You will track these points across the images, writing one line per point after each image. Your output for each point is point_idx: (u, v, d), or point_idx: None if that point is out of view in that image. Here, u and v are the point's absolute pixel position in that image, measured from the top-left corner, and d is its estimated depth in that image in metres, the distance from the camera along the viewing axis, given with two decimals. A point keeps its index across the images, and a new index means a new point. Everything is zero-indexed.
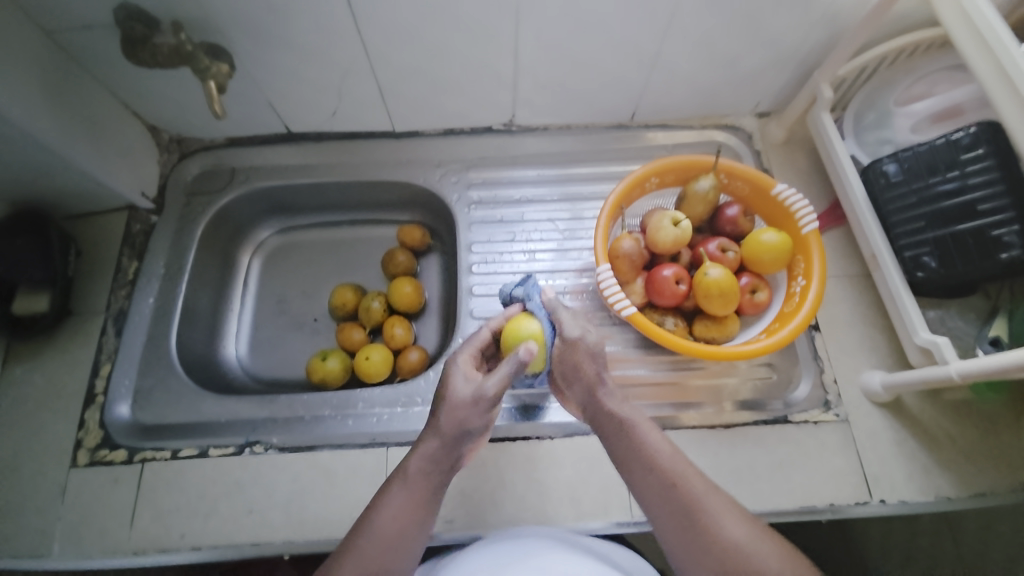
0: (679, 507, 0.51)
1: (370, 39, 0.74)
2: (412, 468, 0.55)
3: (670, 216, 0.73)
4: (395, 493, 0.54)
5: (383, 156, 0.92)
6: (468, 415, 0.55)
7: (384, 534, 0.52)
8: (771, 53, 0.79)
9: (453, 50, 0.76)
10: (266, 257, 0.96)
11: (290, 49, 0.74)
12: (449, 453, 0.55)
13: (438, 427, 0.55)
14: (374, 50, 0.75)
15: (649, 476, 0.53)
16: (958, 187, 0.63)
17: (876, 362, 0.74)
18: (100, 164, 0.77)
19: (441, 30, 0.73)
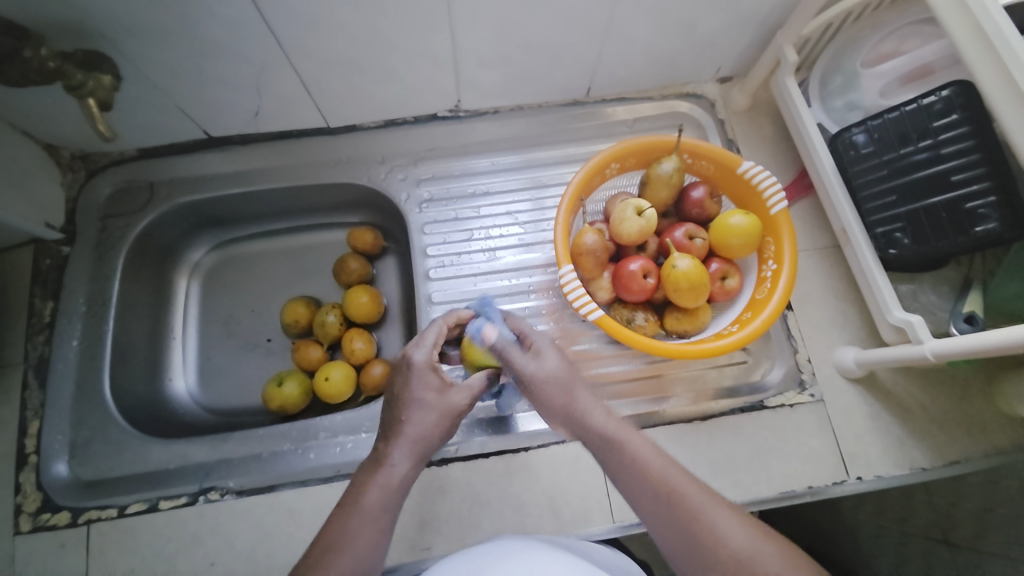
0: (671, 514, 0.49)
1: (282, 29, 0.64)
2: (384, 476, 0.52)
3: (633, 205, 0.68)
4: (367, 500, 0.50)
5: (321, 156, 0.84)
6: (441, 423, 0.55)
7: (361, 542, 0.48)
8: (730, 14, 0.72)
9: (381, 36, 0.68)
10: (206, 277, 0.88)
11: (190, 47, 0.65)
12: (417, 458, 0.54)
13: (409, 433, 0.54)
14: (289, 42, 0.66)
15: (640, 484, 0.50)
16: (931, 157, 0.60)
17: (849, 338, 0.72)
18: None
19: (365, 15, 0.64)
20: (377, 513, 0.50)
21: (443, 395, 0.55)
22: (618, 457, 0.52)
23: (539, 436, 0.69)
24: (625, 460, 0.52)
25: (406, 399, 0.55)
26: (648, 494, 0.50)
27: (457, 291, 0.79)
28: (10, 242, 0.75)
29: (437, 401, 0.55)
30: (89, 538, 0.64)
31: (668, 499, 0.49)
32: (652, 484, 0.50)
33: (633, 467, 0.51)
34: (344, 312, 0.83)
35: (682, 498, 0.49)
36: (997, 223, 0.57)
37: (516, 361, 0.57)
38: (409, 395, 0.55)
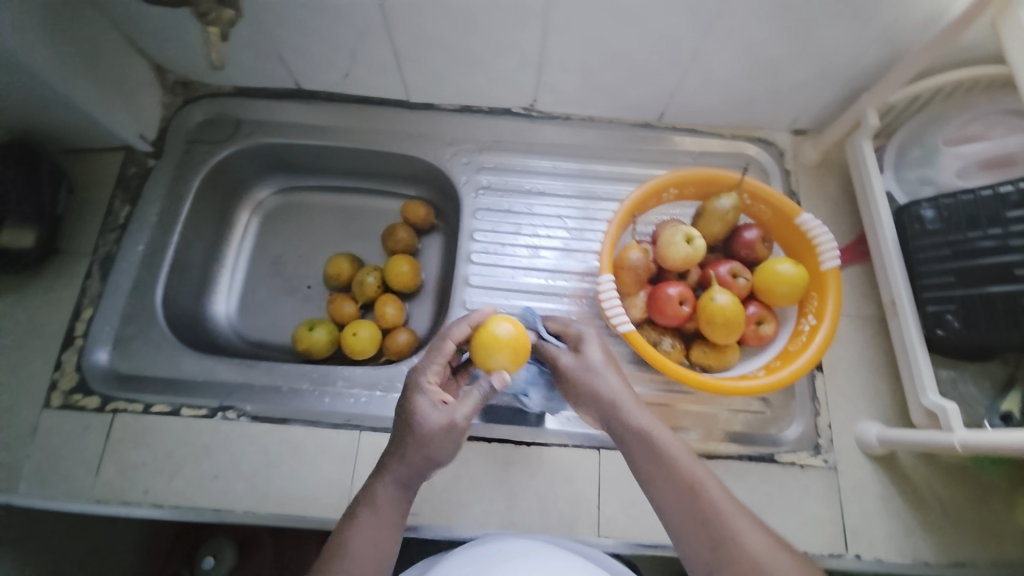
0: (696, 515, 0.49)
1: (393, 0, 0.68)
2: (382, 490, 0.53)
3: (683, 232, 0.69)
4: (365, 513, 0.52)
5: (395, 126, 0.88)
6: (437, 444, 0.52)
7: (362, 558, 0.50)
8: (819, 68, 0.72)
9: (479, 25, 0.71)
10: (265, 217, 0.93)
11: (307, 0, 0.69)
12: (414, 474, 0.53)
13: (402, 455, 0.53)
14: (395, 13, 0.70)
15: (666, 482, 0.51)
16: (998, 245, 0.58)
17: (874, 412, 0.71)
18: (100, 103, 0.74)
19: (470, 1, 0.68)
20: (372, 519, 0.51)
21: (440, 415, 0.53)
22: (646, 452, 0.53)
23: (545, 435, 0.69)
24: (652, 456, 0.53)
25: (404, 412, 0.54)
26: (674, 493, 0.51)
27: (494, 279, 0.81)
28: (105, 145, 0.82)
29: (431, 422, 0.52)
30: (112, 426, 0.68)
31: (693, 500, 0.50)
32: (677, 483, 0.51)
33: (657, 461, 0.53)
34: (382, 276, 0.87)
35: (706, 499, 0.50)
36: None
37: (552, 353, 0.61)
38: (405, 416, 0.54)
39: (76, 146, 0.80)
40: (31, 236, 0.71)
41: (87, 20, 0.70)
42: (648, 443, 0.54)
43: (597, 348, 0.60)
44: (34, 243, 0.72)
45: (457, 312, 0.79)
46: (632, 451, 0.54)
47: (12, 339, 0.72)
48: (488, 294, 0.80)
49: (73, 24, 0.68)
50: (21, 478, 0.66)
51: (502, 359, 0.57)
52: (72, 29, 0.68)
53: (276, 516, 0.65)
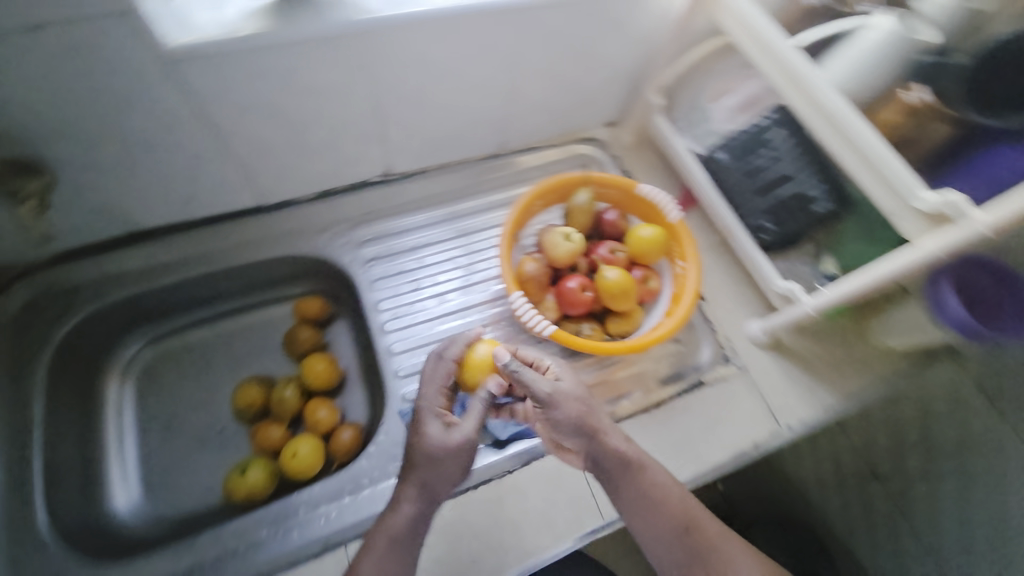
0: (690, 544, 0.61)
1: (214, 118, 0.68)
2: (393, 523, 0.58)
3: (561, 232, 0.79)
4: (378, 550, 0.57)
5: (256, 235, 0.85)
6: (453, 465, 0.60)
7: None
8: (603, 72, 0.89)
9: (309, 116, 0.74)
10: (143, 376, 0.84)
11: (118, 141, 0.66)
12: (423, 506, 0.59)
13: (416, 480, 0.59)
14: (221, 130, 0.70)
15: (666, 521, 0.61)
16: (771, 160, 0.76)
17: (753, 314, 0.87)
18: None
19: (293, 98, 0.70)
20: (384, 563, 0.57)
21: (444, 434, 0.61)
22: (643, 491, 0.61)
23: (521, 456, 0.73)
24: (653, 496, 0.61)
25: (418, 441, 0.61)
26: (671, 529, 0.61)
27: (416, 338, 0.82)
28: None
29: (443, 440, 0.60)
30: None
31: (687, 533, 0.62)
32: (675, 520, 0.62)
33: (653, 499, 0.61)
34: (301, 385, 0.84)
35: (699, 533, 0.62)
36: (830, 203, 0.73)
37: (528, 381, 0.63)
38: (417, 441, 0.61)
39: None
40: None
41: None
42: (649, 485, 0.62)
43: (568, 379, 0.66)
44: None
45: (394, 383, 0.78)
46: (627, 491, 0.62)
47: None
48: (416, 354, 0.81)
49: None
50: None
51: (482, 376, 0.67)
52: None
53: None
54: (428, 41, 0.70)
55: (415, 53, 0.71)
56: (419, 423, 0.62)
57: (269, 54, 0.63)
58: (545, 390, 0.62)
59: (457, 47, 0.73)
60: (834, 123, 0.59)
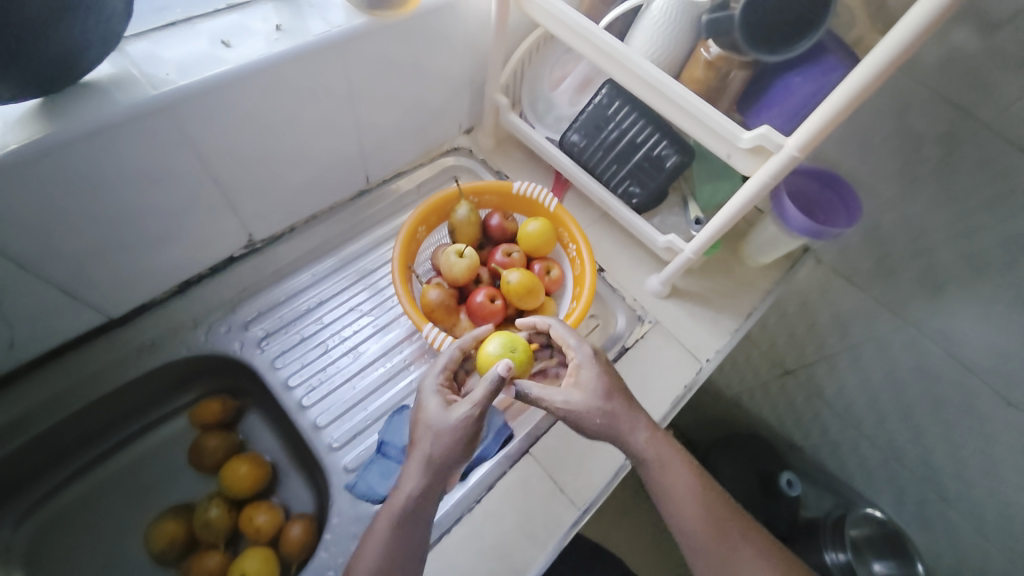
0: (709, 527, 0.61)
1: (8, 251, 0.57)
2: (397, 504, 0.57)
3: (452, 251, 0.78)
4: (381, 533, 0.57)
5: (114, 355, 0.74)
6: (448, 440, 0.57)
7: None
8: (446, 85, 0.88)
9: (132, 212, 0.64)
10: (25, 560, 0.70)
11: None
12: (427, 485, 0.57)
13: (416, 454, 0.58)
14: (22, 261, 0.59)
15: (683, 504, 0.61)
16: (619, 132, 0.82)
17: (649, 270, 0.93)
18: None
19: (103, 198, 0.60)
20: (387, 547, 0.56)
21: (441, 410, 0.59)
22: (664, 476, 0.62)
23: (484, 480, 0.71)
24: (672, 480, 0.62)
25: (422, 419, 0.59)
26: (688, 512, 0.61)
27: (340, 403, 0.77)
28: None
29: (439, 415, 0.59)
30: None
31: (706, 512, 0.61)
32: (691, 501, 0.61)
33: (670, 482, 0.62)
34: (225, 498, 0.75)
35: (715, 512, 0.62)
36: (676, 156, 0.80)
37: (544, 395, 0.62)
38: (418, 416, 0.60)
39: None
40: None
41: None
42: (671, 471, 0.62)
43: (591, 375, 0.63)
44: None
45: (330, 458, 0.73)
46: (649, 478, 0.63)
47: None
48: (345, 420, 0.76)
49: None
50: None
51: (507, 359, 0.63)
52: None
53: None
54: (245, 100, 0.64)
55: (234, 115, 0.64)
56: (419, 400, 0.62)
57: (53, 159, 0.53)
58: (565, 403, 0.61)
59: (281, 98, 0.67)
60: (654, 88, 0.65)
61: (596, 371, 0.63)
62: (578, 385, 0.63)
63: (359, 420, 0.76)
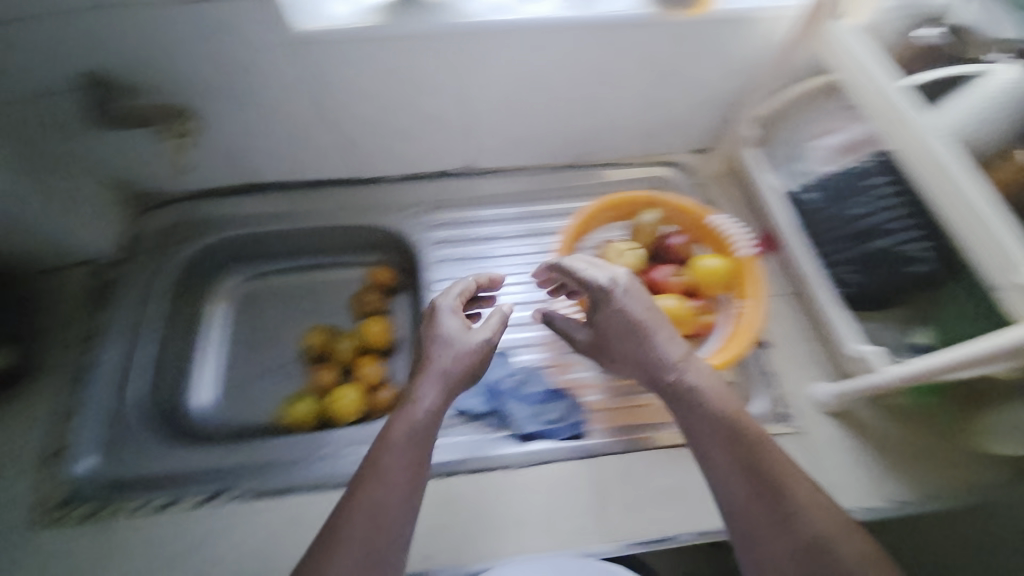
0: (763, 487, 0.55)
1: (331, 94, 0.80)
2: (405, 413, 0.59)
3: (618, 248, 0.79)
4: (400, 436, 0.58)
5: (345, 203, 0.95)
6: (465, 357, 0.64)
7: (401, 477, 0.56)
8: (699, 96, 0.88)
9: (408, 103, 0.82)
10: (233, 302, 0.95)
11: (246, 104, 0.79)
12: (440, 405, 0.61)
13: (433, 370, 0.62)
14: (330, 106, 0.82)
15: (729, 464, 0.57)
16: (870, 210, 0.71)
17: (823, 376, 0.79)
18: (66, 223, 0.80)
19: (397, 84, 0.79)
20: (410, 449, 0.57)
21: (456, 333, 0.66)
22: (711, 432, 0.58)
23: (538, 455, 0.73)
24: (716, 438, 0.58)
25: (437, 341, 0.65)
26: (736, 471, 0.56)
27: None
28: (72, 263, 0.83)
29: (462, 339, 0.65)
30: (111, 528, 0.68)
31: (758, 478, 0.56)
32: (738, 462, 0.56)
33: (721, 436, 0.58)
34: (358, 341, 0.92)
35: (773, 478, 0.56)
36: (928, 265, 0.66)
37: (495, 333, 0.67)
38: (435, 336, 0.65)
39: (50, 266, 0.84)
40: (16, 356, 0.76)
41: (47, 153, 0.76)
42: (717, 423, 0.58)
43: (631, 302, 0.63)
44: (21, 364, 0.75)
45: None
46: (697, 439, 0.59)
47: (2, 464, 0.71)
48: None
49: (34, 159, 0.75)
50: None
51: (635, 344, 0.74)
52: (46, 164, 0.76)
53: None
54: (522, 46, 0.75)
55: (506, 55, 0.77)
56: (437, 322, 0.67)
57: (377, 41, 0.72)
58: (590, 330, 0.68)
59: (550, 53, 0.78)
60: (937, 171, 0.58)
61: (642, 303, 0.64)
62: (604, 310, 0.64)
63: None
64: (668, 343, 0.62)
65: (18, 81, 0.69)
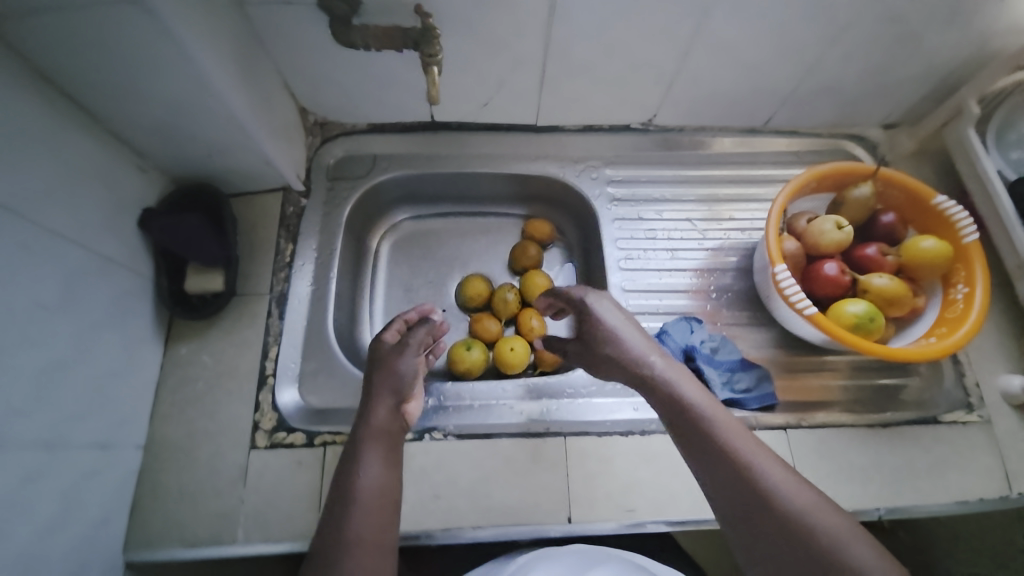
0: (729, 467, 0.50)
1: (554, 34, 0.73)
2: (371, 423, 0.56)
3: (832, 219, 0.75)
4: (368, 450, 0.54)
5: (520, 150, 0.92)
6: (394, 375, 0.60)
7: (378, 492, 0.52)
8: (921, 65, 0.82)
9: (630, 47, 0.76)
10: (397, 240, 0.95)
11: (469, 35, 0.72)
12: (396, 423, 0.58)
13: (385, 389, 0.59)
14: (553, 45, 0.75)
15: (714, 452, 0.51)
16: None
17: (1014, 368, 0.78)
18: (276, 149, 0.74)
19: (629, 26, 0.72)
20: (374, 463, 0.53)
21: (407, 354, 0.61)
22: (687, 419, 0.53)
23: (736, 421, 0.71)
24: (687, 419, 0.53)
25: (379, 359, 0.61)
26: (710, 452, 0.51)
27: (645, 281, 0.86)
28: (264, 187, 0.79)
29: (396, 358, 0.61)
30: (326, 454, 0.64)
31: (729, 463, 0.50)
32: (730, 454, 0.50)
33: (691, 418, 0.53)
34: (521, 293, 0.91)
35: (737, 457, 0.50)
36: None
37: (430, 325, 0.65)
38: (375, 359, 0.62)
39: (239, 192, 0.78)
40: (220, 278, 0.69)
41: (260, 62, 0.70)
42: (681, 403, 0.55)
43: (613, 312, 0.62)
44: (224, 286, 0.69)
45: None
46: (680, 427, 0.54)
47: (204, 384, 0.67)
48: (642, 296, 0.85)
49: (255, 71, 0.69)
50: (239, 523, 0.61)
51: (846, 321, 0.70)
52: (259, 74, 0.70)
53: (504, 530, 0.63)
54: None
55: (764, 6, 0.70)
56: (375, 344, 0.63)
57: None
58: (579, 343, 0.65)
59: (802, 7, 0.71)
60: None
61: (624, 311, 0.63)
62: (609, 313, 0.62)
63: (651, 303, 0.84)
64: (635, 337, 0.60)
65: None
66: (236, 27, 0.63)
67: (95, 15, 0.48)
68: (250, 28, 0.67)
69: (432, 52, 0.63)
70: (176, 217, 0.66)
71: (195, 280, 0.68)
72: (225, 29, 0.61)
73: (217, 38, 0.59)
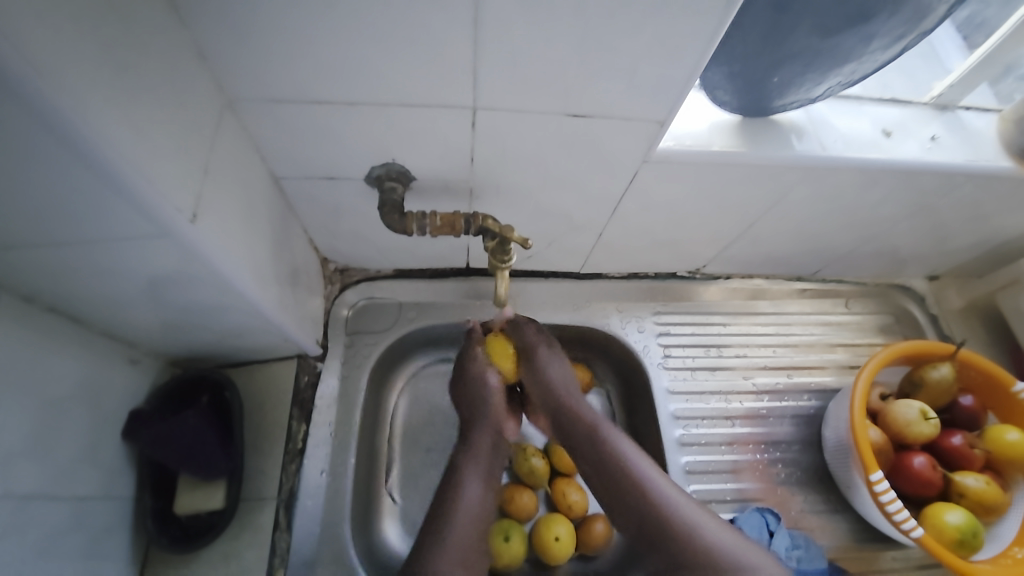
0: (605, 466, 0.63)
1: (624, 207, 0.64)
2: (469, 462, 0.66)
3: (917, 406, 0.72)
4: (468, 489, 0.63)
5: (561, 298, 0.83)
6: (487, 401, 0.70)
7: (471, 527, 0.60)
8: (980, 236, 0.80)
9: (698, 220, 0.69)
10: (418, 393, 0.77)
11: (533, 205, 0.63)
12: (484, 459, 0.67)
13: (480, 416, 0.69)
14: (620, 214, 0.66)
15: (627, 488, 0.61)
16: None
17: None
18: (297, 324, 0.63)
19: (702, 206, 0.66)
20: (471, 502, 0.62)
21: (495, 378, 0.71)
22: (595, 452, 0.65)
23: None
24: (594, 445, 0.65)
25: (476, 379, 0.71)
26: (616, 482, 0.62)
27: (707, 460, 0.77)
28: (273, 356, 0.67)
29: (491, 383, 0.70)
30: None
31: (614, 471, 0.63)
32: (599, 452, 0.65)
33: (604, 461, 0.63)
34: (552, 457, 0.77)
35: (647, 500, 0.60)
36: None
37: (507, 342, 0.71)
38: (476, 383, 0.70)
39: (241, 361, 0.66)
40: (219, 493, 0.58)
41: (285, 228, 0.60)
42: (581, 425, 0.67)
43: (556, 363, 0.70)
44: (224, 502, 0.58)
45: None
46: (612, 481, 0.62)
47: None
48: (705, 480, 0.76)
49: (284, 243, 0.59)
50: None
51: (952, 531, 0.66)
52: (286, 242, 0.60)
53: None
54: (862, 184, 0.64)
55: (845, 193, 0.66)
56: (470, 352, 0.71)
57: (723, 171, 0.58)
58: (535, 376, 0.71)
59: (879, 195, 0.67)
60: None
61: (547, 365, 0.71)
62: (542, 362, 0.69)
63: (716, 487, 0.76)
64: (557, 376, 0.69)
65: (288, 157, 0.53)
66: (264, 204, 0.54)
67: (99, 247, 0.39)
68: (280, 197, 0.58)
69: (503, 258, 0.59)
70: (171, 421, 0.57)
71: (189, 501, 0.58)
72: (256, 213, 0.51)
73: (249, 235, 0.49)
